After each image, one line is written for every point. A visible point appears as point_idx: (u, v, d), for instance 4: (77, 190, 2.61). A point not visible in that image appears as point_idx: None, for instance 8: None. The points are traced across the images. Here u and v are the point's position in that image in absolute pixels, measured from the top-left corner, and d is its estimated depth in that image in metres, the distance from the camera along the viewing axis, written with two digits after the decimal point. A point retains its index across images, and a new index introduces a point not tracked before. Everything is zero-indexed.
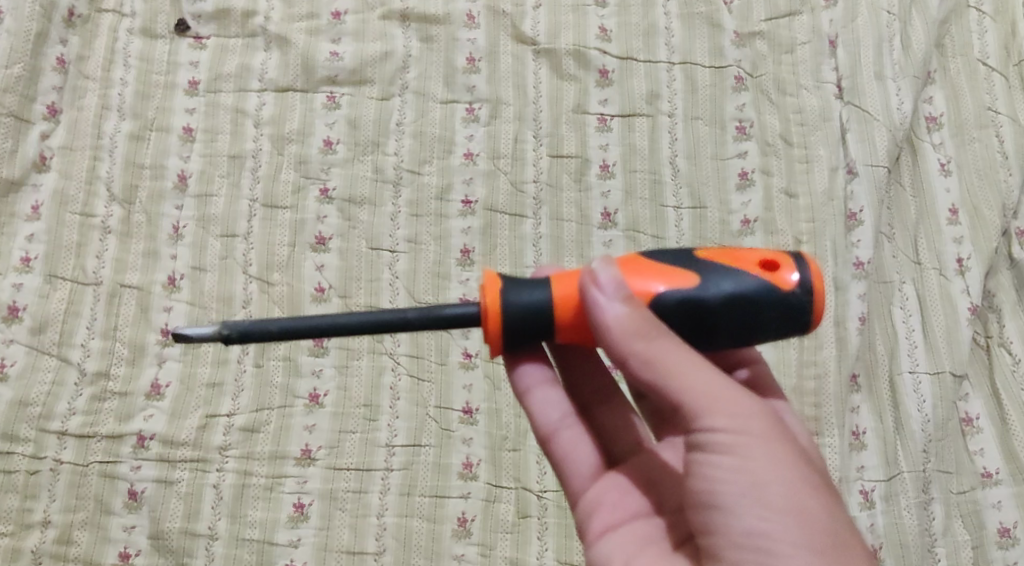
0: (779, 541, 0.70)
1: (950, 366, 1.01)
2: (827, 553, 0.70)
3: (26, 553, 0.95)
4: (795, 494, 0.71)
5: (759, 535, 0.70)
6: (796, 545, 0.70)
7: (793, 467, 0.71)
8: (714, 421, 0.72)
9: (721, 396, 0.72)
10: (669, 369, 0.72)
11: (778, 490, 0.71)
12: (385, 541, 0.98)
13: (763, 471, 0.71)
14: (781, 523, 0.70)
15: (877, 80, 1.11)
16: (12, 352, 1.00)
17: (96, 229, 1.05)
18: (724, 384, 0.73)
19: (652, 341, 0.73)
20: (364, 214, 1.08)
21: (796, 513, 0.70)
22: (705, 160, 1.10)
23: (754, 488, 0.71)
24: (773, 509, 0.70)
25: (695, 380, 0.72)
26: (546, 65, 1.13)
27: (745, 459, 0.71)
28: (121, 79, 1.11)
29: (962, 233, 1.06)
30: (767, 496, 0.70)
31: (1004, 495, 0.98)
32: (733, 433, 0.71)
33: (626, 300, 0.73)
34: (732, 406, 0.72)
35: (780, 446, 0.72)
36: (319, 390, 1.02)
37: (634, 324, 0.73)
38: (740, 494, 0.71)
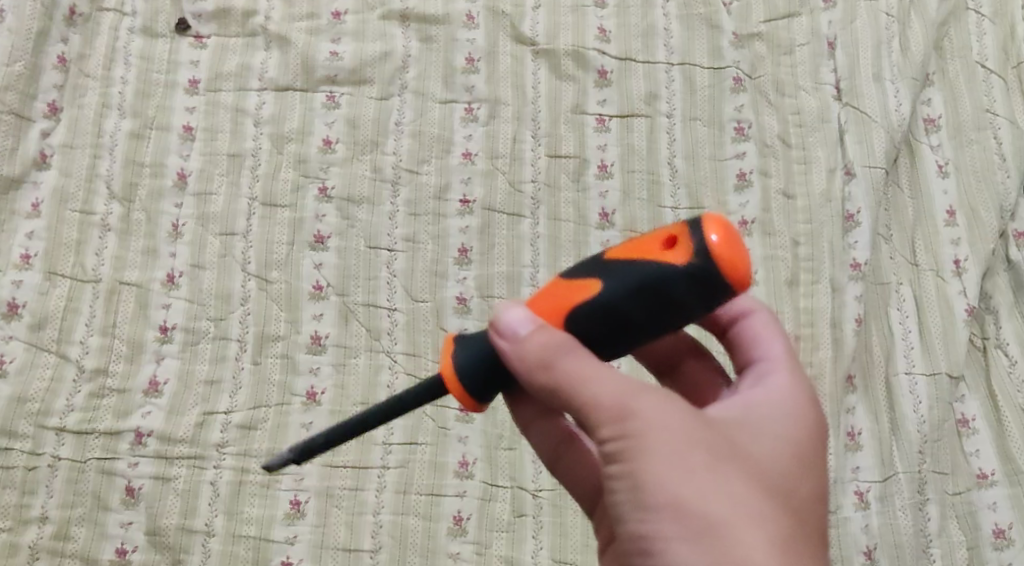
0: (662, 541, 0.66)
1: (946, 367, 1.01)
2: (711, 547, 0.65)
3: (23, 549, 0.95)
4: (678, 490, 0.66)
5: (647, 540, 0.67)
6: (677, 544, 0.66)
7: (683, 461, 0.67)
8: (601, 428, 0.68)
9: (607, 400, 0.68)
10: (562, 379, 0.68)
11: (663, 490, 0.66)
12: (381, 539, 0.98)
13: (644, 473, 0.67)
14: (664, 525, 0.66)
15: (875, 82, 1.12)
16: (12, 348, 1.00)
17: (96, 227, 1.06)
18: (612, 381, 0.68)
19: (549, 360, 0.69)
20: (363, 213, 1.08)
21: (680, 511, 0.66)
22: (703, 161, 1.10)
23: (636, 491, 0.67)
24: (657, 510, 0.66)
25: (583, 386, 0.68)
26: (545, 65, 1.14)
27: (628, 462, 0.67)
28: (122, 77, 1.11)
29: (959, 234, 1.06)
30: (648, 499, 0.67)
31: (999, 496, 0.98)
32: (615, 438, 0.68)
33: (530, 334, 0.69)
34: (617, 406, 0.68)
35: (667, 439, 0.67)
36: (316, 388, 1.02)
37: (539, 354, 0.69)
38: (627, 498, 0.68)
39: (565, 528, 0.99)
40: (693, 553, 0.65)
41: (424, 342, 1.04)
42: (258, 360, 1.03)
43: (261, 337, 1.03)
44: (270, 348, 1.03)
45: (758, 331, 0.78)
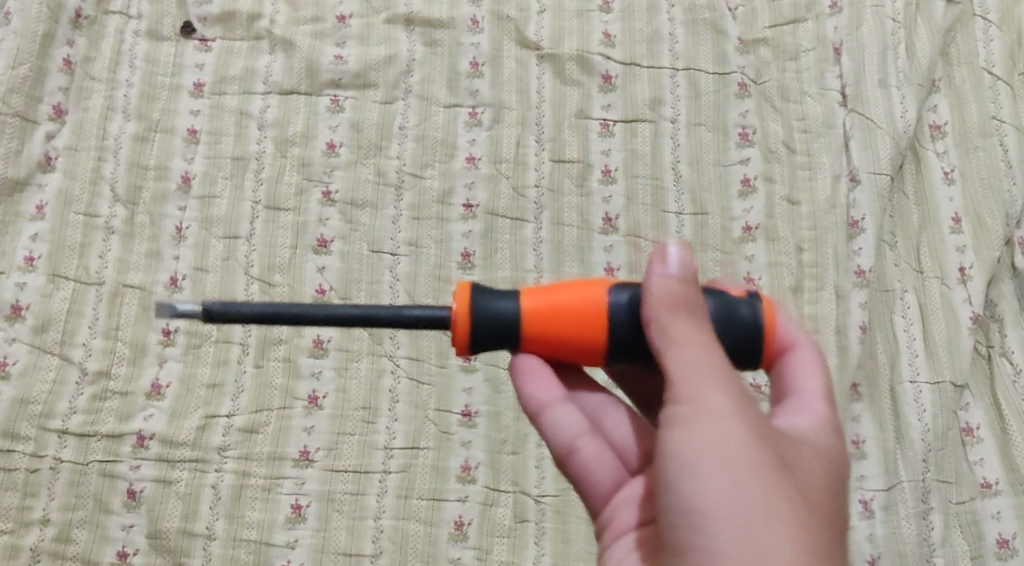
0: (710, 517, 0.62)
1: (951, 375, 1.01)
2: (757, 539, 0.61)
3: (24, 551, 0.95)
4: (736, 471, 0.62)
5: (692, 516, 0.62)
6: (721, 525, 0.61)
7: (750, 444, 0.63)
8: (679, 392, 0.65)
9: (689, 370, 0.66)
10: (666, 334, 0.68)
11: (722, 467, 0.62)
12: (382, 543, 0.98)
13: (708, 445, 0.63)
14: (717, 501, 0.62)
15: (880, 87, 1.11)
16: (15, 350, 1.01)
17: (99, 229, 1.06)
18: (700, 356, 0.66)
19: (665, 310, 0.68)
20: (366, 217, 1.08)
21: (736, 493, 0.62)
22: (707, 166, 1.10)
23: (694, 462, 0.63)
24: (712, 484, 0.62)
25: (676, 349, 0.67)
26: (549, 70, 1.14)
27: (692, 432, 0.64)
28: (127, 80, 1.12)
29: (964, 242, 1.06)
30: (705, 475, 0.63)
31: (1003, 506, 0.97)
32: (687, 408, 0.65)
33: (674, 279, 0.70)
34: (698, 374, 0.65)
35: (737, 422, 0.64)
36: (318, 391, 1.02)
37: (669, 298, 0.69)
38: (682, 468, 0.64)
39: (567, 535, 0.99)
40: (734, 538, 0.61)
41: (427, 347, 1.04)
42: (260, 364, 1.03)
43: (264, 340, 1.03)
44: (273, 352, 1.03)
45: (802, 367, 0.73)
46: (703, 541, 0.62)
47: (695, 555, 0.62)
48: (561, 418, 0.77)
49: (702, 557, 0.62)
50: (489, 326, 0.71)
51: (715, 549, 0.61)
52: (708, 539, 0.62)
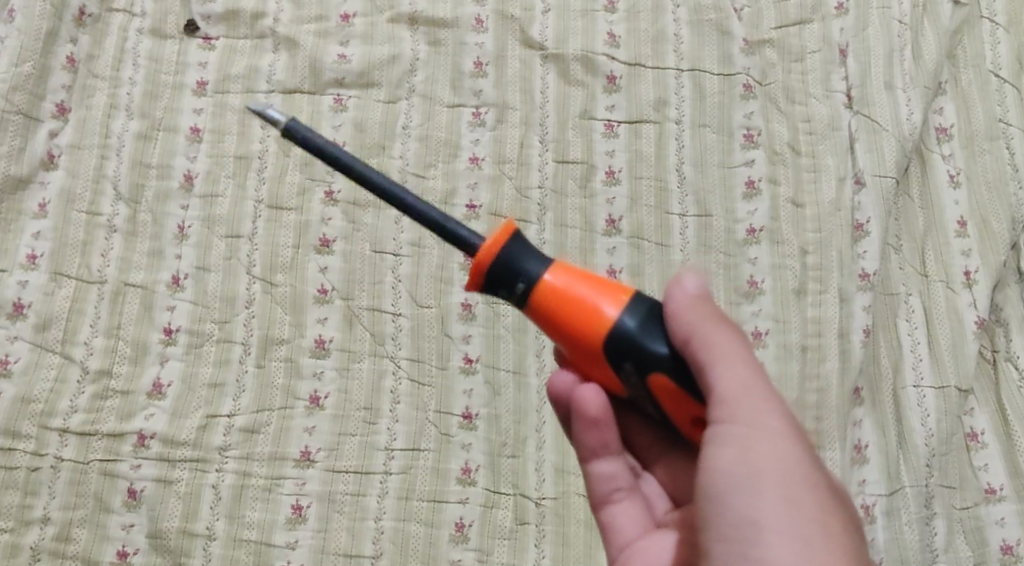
0: (767, 530, 0.70)
1: (956, 381, 1.00)
2: (810, 545, 0.69)
3: (24, 550, 0.95)
4: (789, 485, 0.71)
5: (748, 524, 0.71)
6: (775, 535, 0.70)
7: (801, 466, 0.72)
8: (734, 414, 0.73)
9: (742, 390, 0.74)
10: (713, 350, 0.75)
11: (779, 485, 0.71)
12: (383, 545, 0.98)
13: (765, 464, 0.72)
14: (774, 515, 0.70)
15: (887, 89, 1.10)
16: (16, 348, 1.01)
17: (102, 228, 1.06)
18: (752, 377, 0.74)
19: (708, 327, 0.75)
20: (369, 217, 1.08)
21: (790, 504, 0.71)
22: (712, 168, 1.09)
23: (753, 479, 0.71)
24: (770, 500, 0.71)
25: (724, 368, 0.74)
26: (554, 70, 1.13)
27: (749, 451, 0.72)
28: (130, 78, 1.11)
29: (970, 246, 1.05)
30: (761, 486, 0.71)
31: (1007, 512, 0.96)
32: (742, 427, 0.73)
33: (701, 300, 0.77)
34: (749, 396, 0.73)
35: (786, 442, 0.73)
36: (320, 392, 1.02)
37: (702, 315, 0.76)
38: (739, 484, 0.72)
39: (566, 538, 0.98)
40: (789, 545, 0.69)
41: (428, 347, 1.04)
42: (262, 364, 1.02)
43: (265, 340, 1.03)
44: (274, 352, 1.03)
45: None
46: (756, 552, 0.70)
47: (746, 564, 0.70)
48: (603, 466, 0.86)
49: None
50: (510, 268, 0.77)
51: (770, 560, 0.69)
52: (760, 551, 0.69)
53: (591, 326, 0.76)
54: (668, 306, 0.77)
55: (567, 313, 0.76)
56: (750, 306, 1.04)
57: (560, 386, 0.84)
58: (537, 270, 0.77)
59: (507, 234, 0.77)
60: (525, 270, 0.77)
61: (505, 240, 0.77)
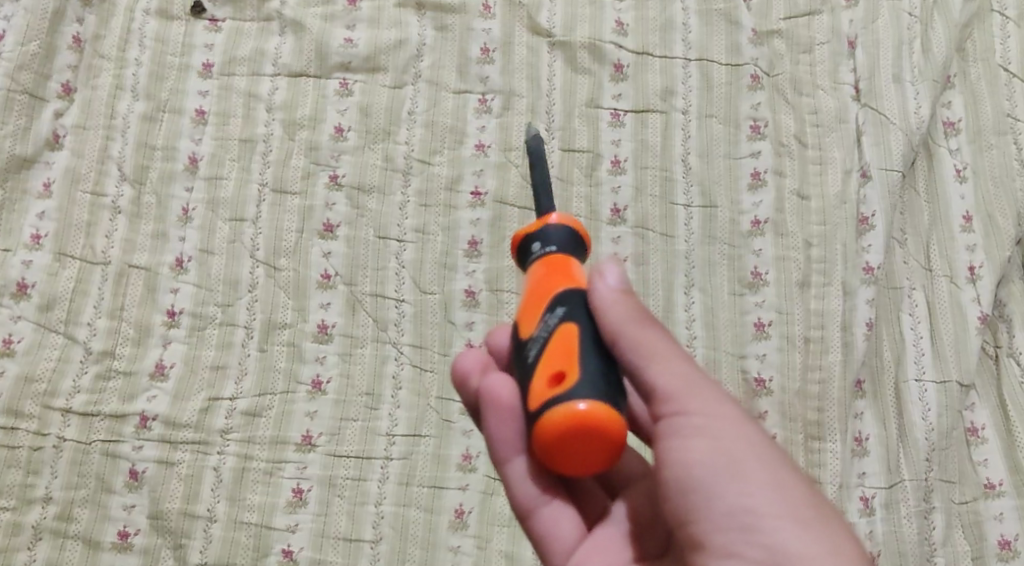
0: (766, 515, 0.67)
1: (957, 375, 1.00)
2: (810, 520, 0.67)
3: (26, 528, 0.96)
4: (769, 466, 0.69)
5: (744, 512, 0.68)
6: (775, 517, 0.67)
7: (771, 448, 0.70)
8: (688, 406, 0.71)
9: (689, 381, 0.72)
10: (643, 350, 0.73)
11: (761, 468, 0.69)
12: (382, 530, 0.98)
13: (740, 451, 0.70)
14: (767, 498, 0.68)
15: (895, 83, 1.10)
16: (20, 328, 1.01)
17: (106, 209, 1.06)
18: (695, 370, 0.73)
19: (632, 324, 0.73)
20: (373, 203, 1.08)
21: (776, 483, 0.69)
22: (717, 159, 1.09)
23: (732, 465, 0.69)
24: (757, 484, 0.68)
25: (660, 365, 0.73)
26: (561, 58, 1.13)
27: (718, 439, 0.70)
28: (136, 59, 1.11)
29: (974, 241, 1.05)
30: (743, 471, 0.69)
31: (1006, 507, 0.97)
32: (703, 418, 0.71)
33: (627, 293, 0.75)
34: (697, 386, 0.72)
35: (750, 426, 0.71)
36: (322, 376, 1.02)
37: (623, 309, 0.74)
38: (720, 474, 0.69)
39: None
40: (791, 523, 0.67)
41: (430, 334, 1.04)
42: (265, 347, 1.03)
43: (268, 324, 1.03)
44: (277, 336, 1.03)
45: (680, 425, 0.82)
46: (762, 538, 0.67)
47: (754, 553, 0.67)
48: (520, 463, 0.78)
49: (762, 552, 0.67)
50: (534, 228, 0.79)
51: (778, 542, 0.67)
52: (766, 537, 0.67)
53: (551, 281, 0.76)
54: (592, 285, 0.76)
55: (544, 268, 0.77)
56: (753, 297, 1.03)
57: (468, 367, 0.82)
58: (569, 248, 0.78)
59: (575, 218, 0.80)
60: (561, 235, 0.78)
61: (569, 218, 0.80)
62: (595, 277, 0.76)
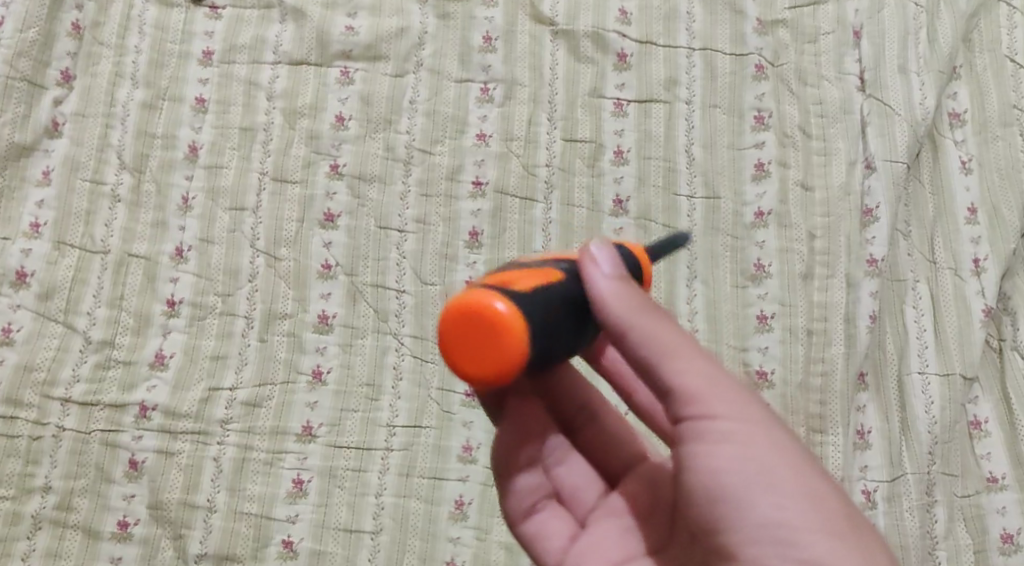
0: (801, 529, 0.65)
1: (961, 368, 0.99)
2: (845, 530, 0.65)
3: (26, 518, 0.95)
4: (800, 474, 0.66)
5: (778, 526, 0.66)
6: (810, 531, 0.65)
7: (800, 452, 0.67)
8: (712, 408, 0.67)
9: (710, 381, 0.68)
10: (658, 348, 0.68)
11: (791, 477, 0.66)
12: (383, 521, 0.98)
13: (769, 458, 0.67)
14: (799, 509, 0.66)
15: (900, 73, 1.09)
16: (19, 317, 1.00)
17: (106, 197, 1.05)
18: (714, 367, 0.69)
19: (640, 319, 0.68)
20: (373, 192, 1.07)
21: (809, 493, 0.66)
22: (721, 150, 1.08)
23: (764, 475, 0.66)
24: (789, 495, 0.66)
25: (678, 363, 0.68)
26: (564, 47, 1.12)
27: (748, 447, 0.67)
28: (136, 46, 1.10)
29: (980, 233, 1.04)
30: (776, 482, 0.66)
31: (1009, 501, 0.96)
32: (731, 422, 0.67)
33: (624, 278, 0.70)
34: (720, 385, 0.68)
35: (776, 428, 0.68)
36: (322, 366, 1.02)
37: (626, 300, 0.69)
38: (751, 483, 0.66)
39: None
40: (827, 536, 0.65)
41: (431, 325, 1.03)
42: (265, 338, 1.02)
43: (268, 314, 1.03)
44: (277, 327, 1.03)
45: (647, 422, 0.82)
46: (798, 553, 0.65)
47: None
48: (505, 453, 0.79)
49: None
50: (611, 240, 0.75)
51: (815, 558, 0.65)
52: (802, 551, 0.65)
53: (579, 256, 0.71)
54: (585, 267, 0.70)
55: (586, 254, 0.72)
56: (756, 290, 1.03)
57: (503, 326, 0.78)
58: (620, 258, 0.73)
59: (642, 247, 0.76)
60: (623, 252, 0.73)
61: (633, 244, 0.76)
62: (593, 262, 0.70)
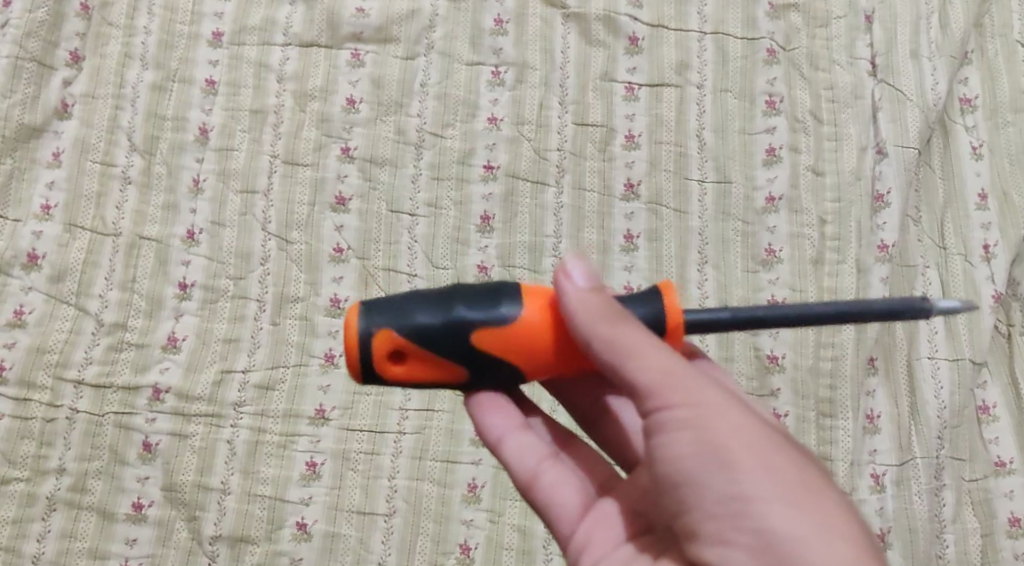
0: (758, 501, 0.64)
1: (970, 354, 1.00)
2: (801, 500, 0.64)
3: (40, 499, 0.96)
4: (756, 449, 0.65)
5: (734, 499, 0.64)
6: (765, 503, 0.64)
7: (759, 429, 0.66)
8: (669, 396, 0.67)
9: (666, 371, 0.67)
10: (618, 348, 0.68)
11: (749, 453, 0.65)
12: (396, 503, 0.98)
13: (725, 435, 0.65)
14: (757, 482, 0.64)
15: (912, 59, 1.09)
16: (31, 298, 1.01)
17: (116, 179, 1.05)
18: (673, 358, 0.68)
19: (605, 325, 0.69)
20: (385, 175, 1.07)
21: (766, 467, 0.65)
22: (731, 134, 1.08)
23: (720, 453, 0.65)
24: (746, 469, 0.64)
25: (639, 360, 0.68)
26: (575, 30, 1.12)
27: (705, 429, 0.65)
28: (145, 27, 1.10)
29: (990, 219, 1.04)
30: (732, 458, 0.65)
31: (1016, 485, 0.97)
32: (688, 407, 0.66)
33: (598, 290, 0.71)
34: (676, 375, 0.67)
35: (733, 410, 0.67)
36: (334, 350, 1.02)
37: (593, 309, 0.70)
38: (707, 462, 0.65)
39: None
40: (783, 505, 0.63)
41: None
42: (277, 321, 1.02)
43: (280, 297, 1.03)
44: (289, 310, 1.03)
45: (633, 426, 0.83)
46: (754, 525, 0.63)
47: (746, 540, 0.64)
48: (494, 423, 0.78)
49: (755, 540, 0.63)
50: (644, 301, 0.73)
51: (770, 527, 0.63)
52: (758, 522, 0.63)
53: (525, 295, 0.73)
54: (559, 283, 0.72)
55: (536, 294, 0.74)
56: (766, 275, 1.03)
57: None
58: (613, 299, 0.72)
59: (669, 311, 0.72)
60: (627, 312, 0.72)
61: (665, 304, 0.73)
62: (562, 277, 0.72)
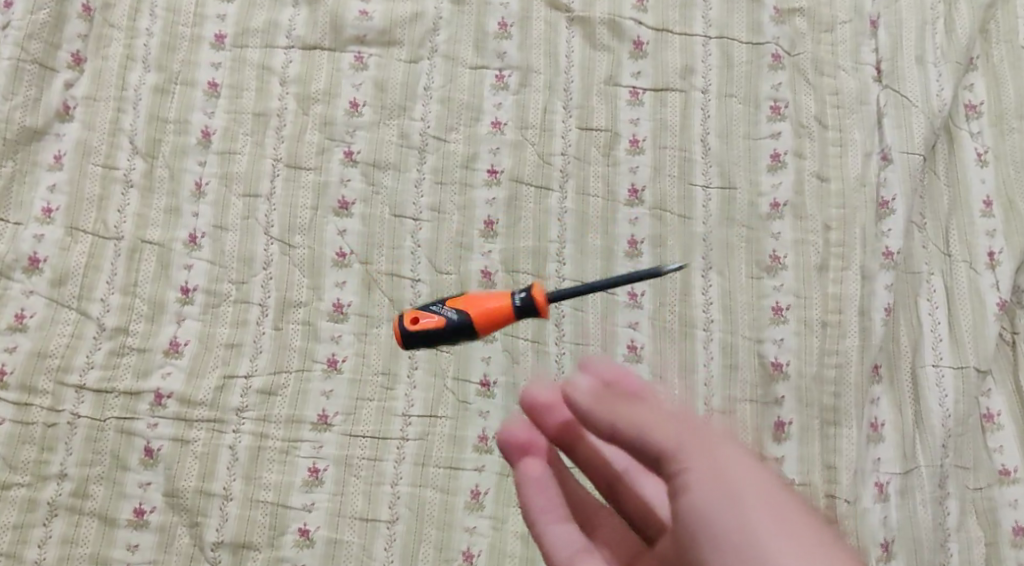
0: (764, 540, 0.65)
1: (974, 361, 1.00)
2: (806, 539, 0.65)
3: (42, 505, 0.95)
4: (763, 494, 0.66)
5: (742, 540, 0.65)
6: (771, 541, 0.65)
7: (767, 476, 0.67)
8: (680, 447, 0.68)
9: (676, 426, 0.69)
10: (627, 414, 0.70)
11: (756, 497, 0.66)
12: (399, 510, 0.98)
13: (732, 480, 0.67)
14: (764, 523, 0.65)
15: (918, 64, 1.09)
16: (32, 303, 1.00)
17: (118, 182, 1.05)
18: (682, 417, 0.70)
19: (613, 401, 0.71)
20: (388, 179, 1.07)
21: (772, 509, 0.66)
22: (736, 140, 1.08)
23: (728, 497, 0.66)
24: (753, 512, 0.66)
25: (649, 418, 0.69)
26: (579, 33, 1.11)
27: (714, 474, 0.67)
28: (147, 29, 1.09)
29: (995, 226, 1.04)
30: (740, 500, 0.66)
31: (1021, 494, 0.97)
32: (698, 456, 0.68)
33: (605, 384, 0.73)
34: (685, 428, 0.69)
35: (741, 459, 0.68)
36: (338, 355, 1.02)
37: (600, 395, 0.71)
38: (716, 505, 0.66)
39: None
40: (789, 543, 0.64)
41: None
42: (279, 326, 1.02)
43: (283, 302, 1.03)
44: (292, 315, 1.02)
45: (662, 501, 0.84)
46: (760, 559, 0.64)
47: None
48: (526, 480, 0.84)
49: None
50: None
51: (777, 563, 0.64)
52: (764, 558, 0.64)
53: None
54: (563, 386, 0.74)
55: None
56: (771, 282, 1.03)
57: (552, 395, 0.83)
58: None
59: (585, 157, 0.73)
60: None
61: None
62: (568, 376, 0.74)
